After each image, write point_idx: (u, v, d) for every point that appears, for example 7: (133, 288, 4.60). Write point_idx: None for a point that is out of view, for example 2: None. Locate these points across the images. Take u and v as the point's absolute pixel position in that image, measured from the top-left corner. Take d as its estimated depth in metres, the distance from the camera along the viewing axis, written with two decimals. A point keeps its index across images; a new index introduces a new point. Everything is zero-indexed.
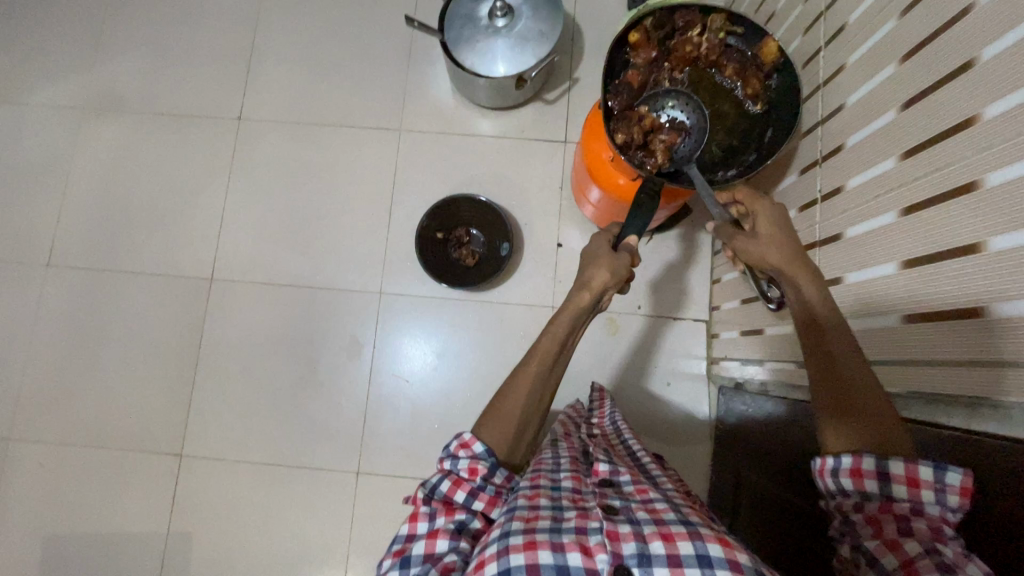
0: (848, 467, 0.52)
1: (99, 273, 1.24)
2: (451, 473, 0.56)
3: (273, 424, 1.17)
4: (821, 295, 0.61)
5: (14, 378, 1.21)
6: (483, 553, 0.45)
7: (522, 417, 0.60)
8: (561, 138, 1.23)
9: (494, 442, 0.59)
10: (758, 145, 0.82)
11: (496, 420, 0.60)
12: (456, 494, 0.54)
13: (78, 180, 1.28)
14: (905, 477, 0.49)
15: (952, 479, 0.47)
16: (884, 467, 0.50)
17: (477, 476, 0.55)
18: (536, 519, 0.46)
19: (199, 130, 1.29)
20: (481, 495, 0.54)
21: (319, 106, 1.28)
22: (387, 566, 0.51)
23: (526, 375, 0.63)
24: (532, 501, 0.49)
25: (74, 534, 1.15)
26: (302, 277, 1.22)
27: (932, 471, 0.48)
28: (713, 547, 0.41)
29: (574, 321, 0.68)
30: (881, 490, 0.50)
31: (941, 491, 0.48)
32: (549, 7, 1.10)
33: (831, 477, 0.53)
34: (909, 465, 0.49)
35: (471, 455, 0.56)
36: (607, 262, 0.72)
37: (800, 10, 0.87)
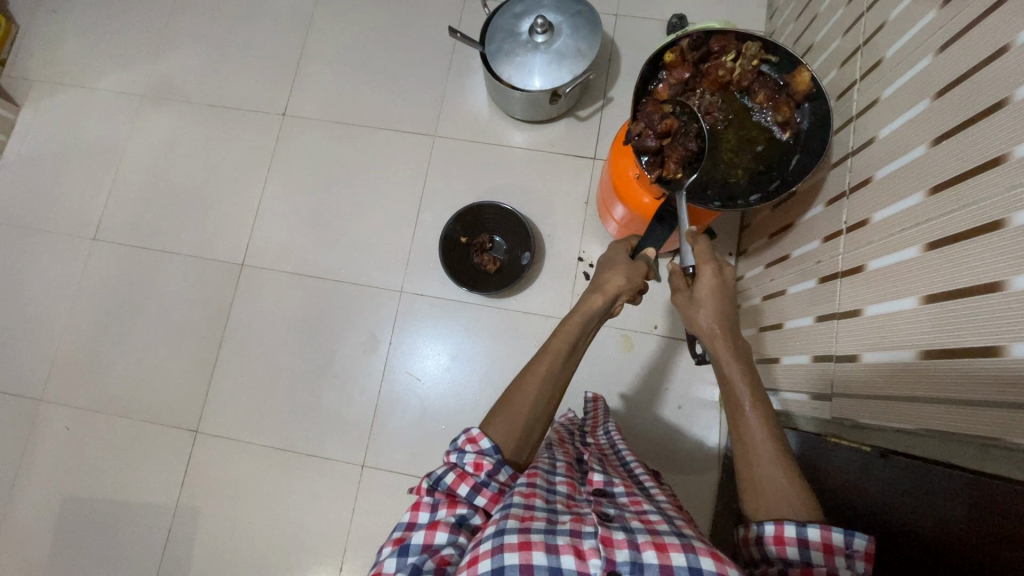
0: (771, 535, 0.52)
1: (139, 250, 1.31)
2: (456, 466, 0.57)
3: (286, 409, 1.20)
4: (745, 377, 0.62)
5: (52, 344, 1.27)
6: (477, 548, 0.45)
7: (529, 416, 0.61)
8: (591, 154, 1.25)
9: (501, 438, 0.59)
10: (784, 172, 0.80)
11: (504, 417, 0.61)
12: (459, 487, 0.55)
13: (130, 163, 1.35)
14: (823, 544, 0.50)
15: (858, 544, 0.51)
16: (804, 534, 0.51)
17: (482, 471, 0.56)
18: (531, 520, 0.47)
19: (245, 122, 1.35)
20: (483, 491, 0.55)
21: (360, 108, 1.33)
22: (385, 553, 0.51)
23: (535, 374, 0.64)
24: (528, 501, 0.50)
25: (88, 498, 1.19)
26: (328, 270, 1.26)
27: (843, 538, 0.51)
28: (706, 560, 0.42)
29: (587, 322, 0.69)
30: (802, 557, 0.50)
31: (849, 555, 0.51)
32: (589, 27, 1.13)
33: (752, 543, 0.54)
34: (825, 532, 0.50)
35: (478, 450, 0.57)
36: (622, 268, 0.73)
37: (838, 43, 0.88)
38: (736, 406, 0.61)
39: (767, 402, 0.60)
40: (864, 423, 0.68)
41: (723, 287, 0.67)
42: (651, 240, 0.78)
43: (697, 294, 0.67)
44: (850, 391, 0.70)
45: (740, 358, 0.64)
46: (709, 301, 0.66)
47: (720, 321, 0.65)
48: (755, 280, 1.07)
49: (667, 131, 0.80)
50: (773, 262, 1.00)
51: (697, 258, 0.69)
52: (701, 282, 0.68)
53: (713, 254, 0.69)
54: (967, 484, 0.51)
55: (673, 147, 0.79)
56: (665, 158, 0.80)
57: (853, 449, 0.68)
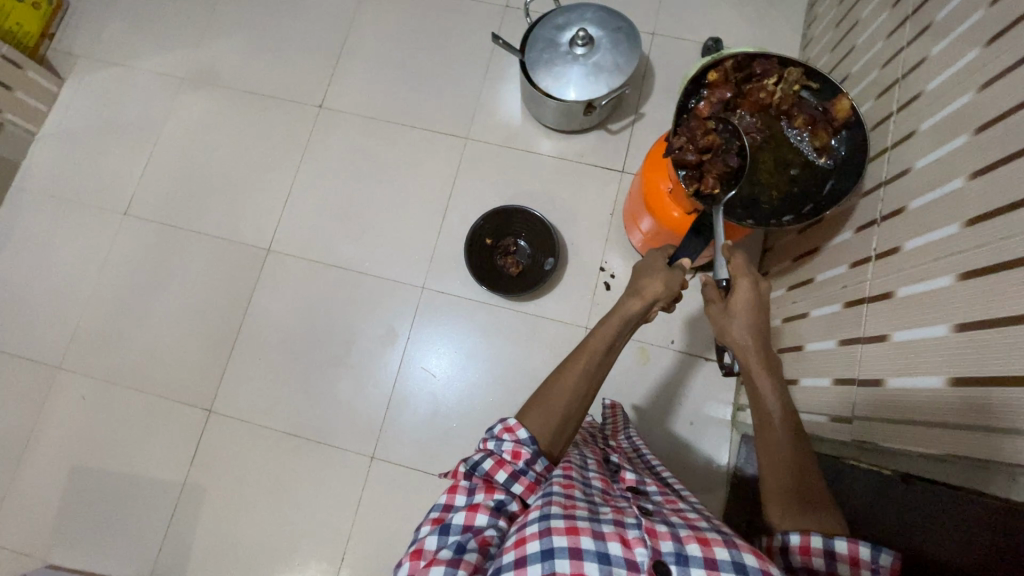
0: (797, 544, 0.53)
1: (168, 228, 1.33)
2: (493, 453, 0.58)
3: (300, 395, 1.21)
4: (777, 392, 0.63)
5: (75, 313, 1.29)
6: (523, 531, 0.47)
7: (565, 412, 0.62)
8: (619, 167, 1.27)
9: (537, 430, 0.61)
10: (816, 197, 0.81)
11: (540, 411, 0.62)
12: (497, 474, 0.56)
13: (167, 142, 1.38)
14: (850, 557, 0.51)
15: (885, 560, 0.52)
16: (831, 546, 0.52)
17: (519, 459, 0.57)
18: (574, 508, 0.48)
19: (282, 111, 1.38)
20: (521, 478, 0.56)
21: (396, 106, 1.35)
22: (425, 531, 0.53)
23: (571, 372, 0.65)
24: (568, 491, 0.51)
25: (98, 468, 1.20)
26: (352, 261, 1.27)
27: (870, 553, 0.52)
28: (749, 557, 0.43)
29: (623, 325, 0.70)
30: (828, 567, 0.51)
31: (875, 570, 0.52)
32: (628, 43, 1.15)
33: (775, 552, 0.54)
34: (853, 545, 0.51)
35: (515, 439, 0.58)
36: (661, 276, 0.74)
37: (875, 75, 0.90)
38: (766, 421, 0.62)
39: (796, 417, 0.62)
40: (884, 446, 0.68)
41: (759, 302, 0.68)
42: (683, 253, 0.80)
43: (733, 307, 0.68)
44: (872, 413, 0.71)
45: (772, 374, 0.64)
46: (744, 314, 0.67)
47: (755, 336, 0.66)
48: (776, 302, 1.08)
49: (707, 147, 0.81)
50: (796, 285, 1.01)
51: (735, 271, 0.70)
52: (738, 294, 0.68)
53: (750, 269, 0.70)
54: (993, 512, 0.52)
55: (713, 163, 0.81)
56: (703, 173, 0.81)
57: (875, 474, 0.69)
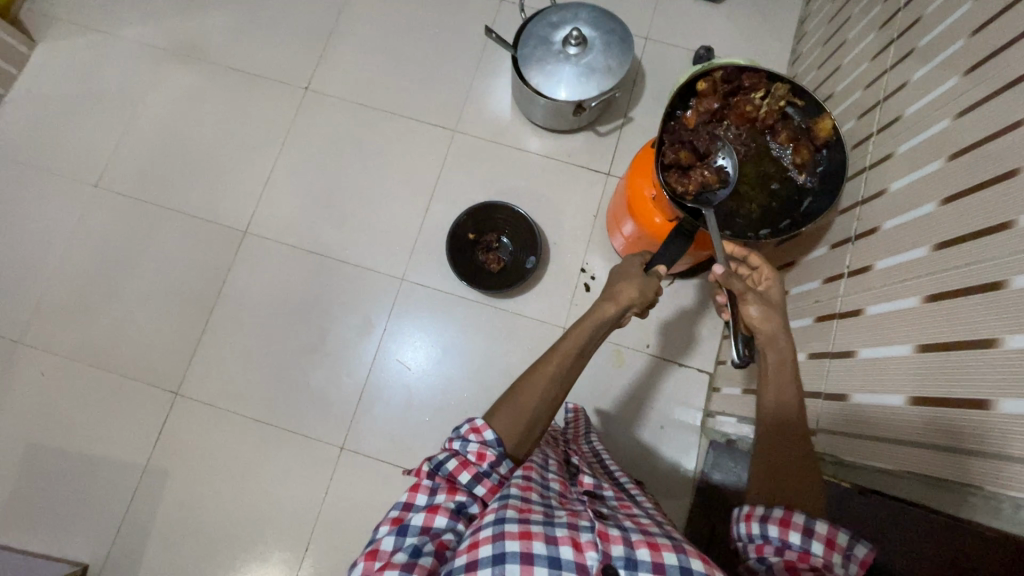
0: (777, 515, 0.54)
1: (142, 204, 1.29)
2: (458, 454, 0.58)
3: (272, 382, 1.19)
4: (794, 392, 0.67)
5: (38, 286, 1.24)
6: (477, 534, 0.48)
7: (532, 413, 0.62)
8: (606, 169, 1.28)
9: (504, 430, 0.60)
10: (794, 214, 0.81)
11: (509, 411, 0.62)
12: (460, 475, 0.56)
13: (144, 115, 1.34)
14: (827, 538, 0.52)
15: (859, 551, 0.52)
16: (811, 524, 0.53)
17: (484, 461, 0.57)
18: (530, 512, 0.50)
19: (266, 91, 1.34)
20: (484, 481, 0.56)
21: (384, 93, 1.33)
22: (383, 531, 0.53)
23: (542, 375, 0.66)
24: (525, 494, 0.53)
25: (56, 447, 1.17)
26: (331, 248, 1.25)
27: (848, 539, 0.52)
28: (696, 562, 0.45)
29: (597, 329, 0.72)
30: (802, 544, 0.52)
31: (848, 557, 0.51)
32: (621, 46, 1.15)
33: (752, 521, 0.55)
34: (832, 529, 0.52)
35: (481, 441, 0.58)
36: (637, 281, 0.75)
37: (858, 96, 0.92)
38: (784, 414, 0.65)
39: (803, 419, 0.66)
40: (845, 460, 0.70)
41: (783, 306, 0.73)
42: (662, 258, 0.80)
43: (768, 301, 0.72)
44: (834, 426, 0.73)
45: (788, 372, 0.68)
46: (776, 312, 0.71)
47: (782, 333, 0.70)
48: None
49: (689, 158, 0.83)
50: None
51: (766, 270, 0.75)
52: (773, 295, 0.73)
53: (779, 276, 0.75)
54: (944, 528, 0.53)
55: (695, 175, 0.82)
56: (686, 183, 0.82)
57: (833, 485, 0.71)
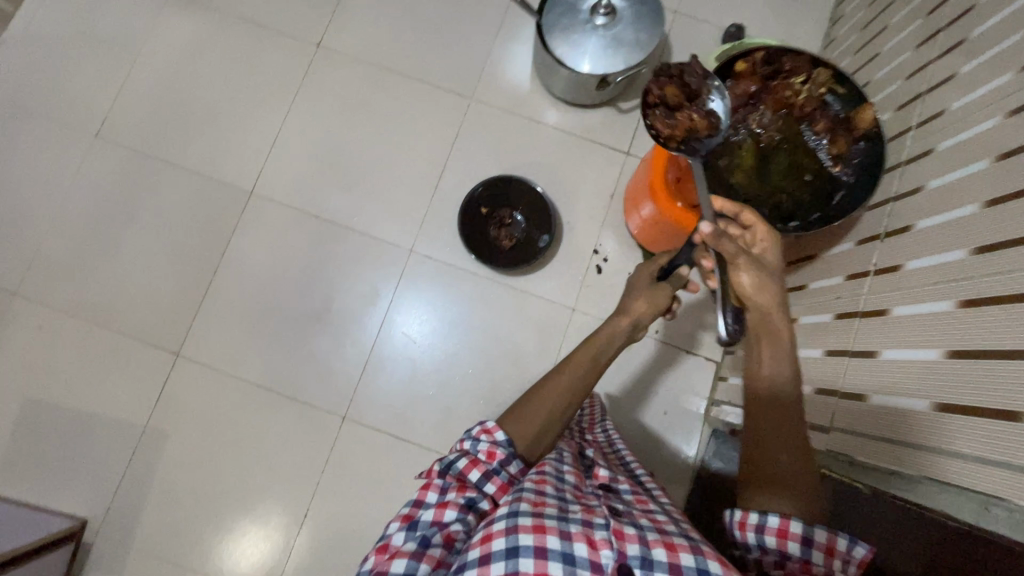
0: (775, 528, 0.52)
1: (144, 157, 1.24)
2: (468, 454, 0.59)
3: (274, 348, 1.18)
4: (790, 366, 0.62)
5: (35, 237, 1.21)
6: (490, 527, 0.49)
7: (544, 420, 0.64)
8: (625, 148, 1.24)
9: (516, 433, 0.62)
10: (824, 207, 0.78)
11: (521, 417, 0.63)
12: (470, 473, 0.57)
13: (147, 63, 1.28)
14: (826, 545, 0.52)
15: (858, 552, 0.53)
16: (810, 533, 0.52)
17: (494, 460, 0.58)
18: (543, 506, 0.50)
19: (276, 45, 1.28)
20: (493, 478, 0.57)
21: (399, 54, 1.28)
22: (395, 527, 0.54)
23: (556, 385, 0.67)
24: (539, 487, 0.53)
25: (54, 402, 1.15)
26: (339, 214, 1.22)
27: (846, 543, 0.52)
28: (713, 563, 0.45)
29: (611, 339, 0.75)
30: (801, 553, 0.51)
31: (847, 560, 0.53)
32: (652, 18, 1.10)
33: (749, 528, 0.54)
34: (832, 536, 0.52)
35: (492, 440, 0.59)
36: (644, 295, 0.79)
37: (898, 86, 0.88)
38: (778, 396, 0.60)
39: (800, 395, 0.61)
40: (858, 459, 0.69)
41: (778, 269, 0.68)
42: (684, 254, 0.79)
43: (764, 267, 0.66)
44: (850, 426, 0.72)
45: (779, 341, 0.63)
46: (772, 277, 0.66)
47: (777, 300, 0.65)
48: None
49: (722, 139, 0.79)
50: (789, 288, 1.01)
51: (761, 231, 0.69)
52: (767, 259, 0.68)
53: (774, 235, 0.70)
54: (961, 536, 0.53)
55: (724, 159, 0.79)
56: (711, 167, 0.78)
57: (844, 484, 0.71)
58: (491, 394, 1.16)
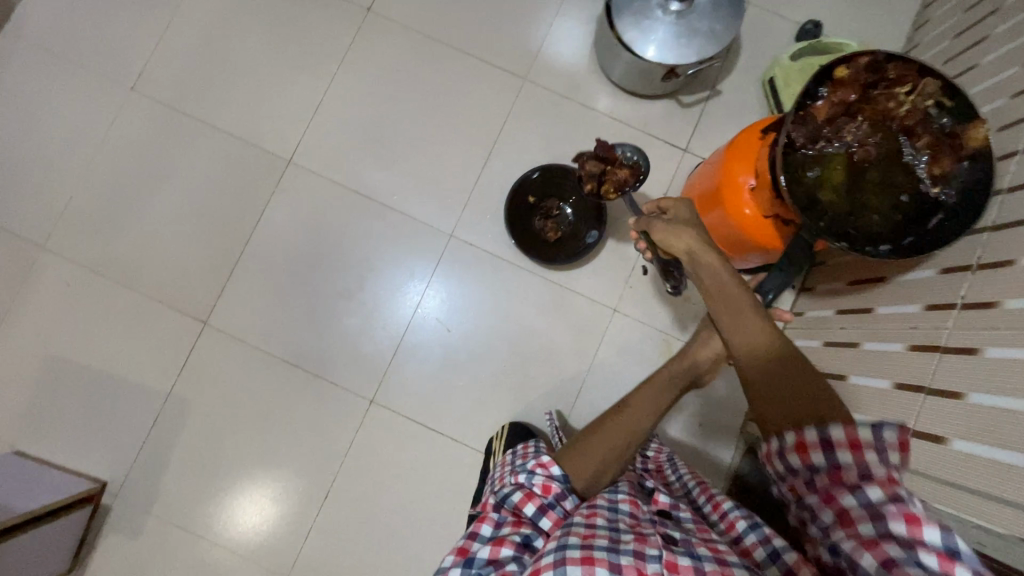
0: (793, 444, 0.56)
1: (180, 115, 1.19)
2: (524, 486, 0.58)
3: (304, 324, 1.14)
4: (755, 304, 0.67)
5: (64, 190, 1.17)
6: (539, 561, 0.49)
7: (604, 460, 0.61)
8: (682, 145, 1.17)
9: (575, 469, 0.60)
10: (920, 230, 0.71)
11: (579, 452, 0.62)
12: (526, 507, 0.57)
13: (187, 15, 1.21)
14: (847, 442, 0.53)
15: (889, 435, 0.51)
16: (824, 435, 0.54)
17: (549, 494, 0.58)
18: (593, 537, 0.50)
19: (323, 6, 1.21)
20: (549, 513, 0.57)
21: (452, 26, 1.21)
22: (450, 561, 0.52)
23: (617, 421, 0.65)
24: (589, 520, 0.53)
25: (77, 361, 1.13)
26: (379, 191, 1.17)
27: (870, 432, 0.52)
28: None
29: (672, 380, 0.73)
30: (826, 460, 0.54)
31: (880, 449, 0.51)
32: (730, 8, 1.02)
33: (782, 459, 0.58)
34: (848, 429, 0.53)
35: (547, 474, 0.58)
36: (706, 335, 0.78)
37: (1002, 104, 0.81)
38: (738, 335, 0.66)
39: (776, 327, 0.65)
40: (933, 505, 0.66)
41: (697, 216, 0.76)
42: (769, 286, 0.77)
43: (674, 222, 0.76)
44: (924, 469, 0.68)
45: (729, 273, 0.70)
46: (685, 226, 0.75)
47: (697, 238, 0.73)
48: (819, 322, 1.03)
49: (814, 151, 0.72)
50: (845, 310, 0.96)
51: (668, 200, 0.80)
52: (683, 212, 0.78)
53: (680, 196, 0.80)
54: None
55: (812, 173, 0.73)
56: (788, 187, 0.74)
57: None
58: (523, 390, 1.12)
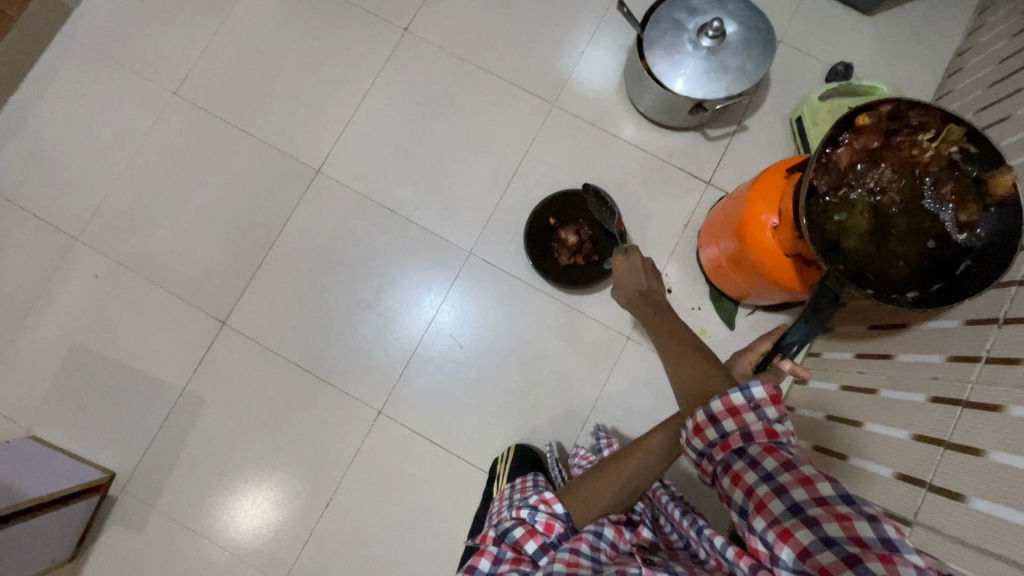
0: (692, 428, 0.60)
1: (217, 121, 1.23)
2: (525, 522, 0.58)
3: (320, 330, 1.16)
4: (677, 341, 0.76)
5: (103, 186, 1.21)
6: None
7: (608, 501, 0.62)
8: (706, 178, 1.18)
9: (577, 507, 0.61)
10: (947, 278, 0.69)
11: (585, 495, 0.62)
12: (527, 543, 0.56)
13: (233, 26, 1.26)
14: (728, 408, 0.58)
15: (757, 393, 0.57)
16: (711, 410, 0.58)
17: (552, 533, 0.57)
18: (577, 565, 0.53)
19: (363, 24, 1.26)
20: (550, 551, 0.56)
21: (486, 50, 1.24)
22: None
23: (623, 467, 0.65)
24: (574, 546, 0.55)
25: (99, 352, 1.16)
26: (403, 205, 1.19)
27: (742, 395, 0.57)
28: None
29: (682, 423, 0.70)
30: (720, 432, 0.58)
31: (756, 408, 0.57)
32: (761, 47, 1.03)
33: (689, 445, 0.61)
34: (726, 397, 0.58)
35: (550, 511, 0.59)
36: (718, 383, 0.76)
37: None
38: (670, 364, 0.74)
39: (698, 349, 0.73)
40: (947, 564, 0.63)
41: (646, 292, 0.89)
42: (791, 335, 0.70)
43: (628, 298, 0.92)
44: (940, 526, 0.66)
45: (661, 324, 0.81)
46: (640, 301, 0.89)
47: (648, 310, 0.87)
48: (837, 364, 1.01)
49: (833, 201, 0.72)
50: (866, 354, 0.94)
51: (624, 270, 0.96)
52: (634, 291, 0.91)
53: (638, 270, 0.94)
54: None
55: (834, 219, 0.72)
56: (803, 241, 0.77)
57: None
58: (531, 412, 1.12)
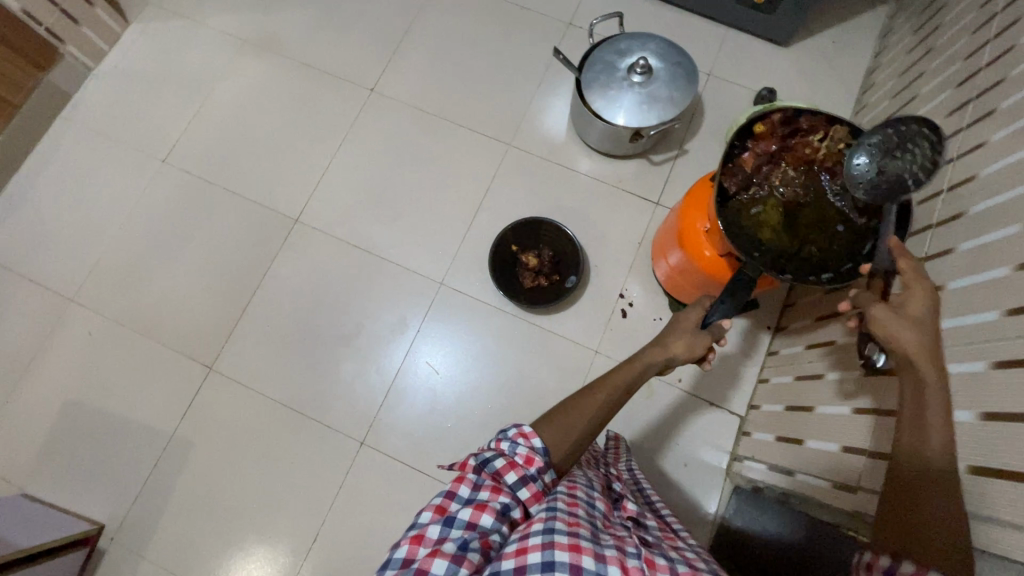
0: None
1: (203, 183, 1.34)
2: (506, 454, 0.61)
3: (302, 367, 1.21)
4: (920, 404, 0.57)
5: (97, 249, 1.30)
6: (525, 541, 0.50)
7: (581, 431, 0.65)
8: (655, 199, 1.27)
9: (551, 442, 0.64)
10: (856, 257, 0.76)
11: (559, 427, 0.65)
12: (507, 474, 0.59)
13: (217, 100, 1.40)
14: None
15: None
16: None
17: (531, 466, 0.60)
18: (576, 526, 0.52)
19: (333, 89, 1.39)
20: (529, 485, 0.59)
21: (446, 102, 1.37)
22: (428, 518, 0.55)
23: (594, 400, 0.68)
24: (571, 509, 0.55)
25: (90, 405, 1.20)
26: (376, 245, 1.28)
27: None
28: None
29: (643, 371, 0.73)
30: None
31: None
32: (685, 79, 1.16)
33: None
34: None
35: (529, 445, 0.62)
36: (688, 335, 0.76)
37: None
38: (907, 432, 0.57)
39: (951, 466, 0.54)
40: None
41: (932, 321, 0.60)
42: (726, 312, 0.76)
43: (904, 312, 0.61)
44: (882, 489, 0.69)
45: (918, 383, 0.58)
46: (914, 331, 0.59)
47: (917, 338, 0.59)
48: (791, 357, 1.06)
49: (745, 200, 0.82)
50: (814, 343, 1.00)
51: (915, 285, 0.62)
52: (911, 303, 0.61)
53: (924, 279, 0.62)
54: None
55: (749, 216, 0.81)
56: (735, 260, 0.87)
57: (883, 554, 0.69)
58: None
